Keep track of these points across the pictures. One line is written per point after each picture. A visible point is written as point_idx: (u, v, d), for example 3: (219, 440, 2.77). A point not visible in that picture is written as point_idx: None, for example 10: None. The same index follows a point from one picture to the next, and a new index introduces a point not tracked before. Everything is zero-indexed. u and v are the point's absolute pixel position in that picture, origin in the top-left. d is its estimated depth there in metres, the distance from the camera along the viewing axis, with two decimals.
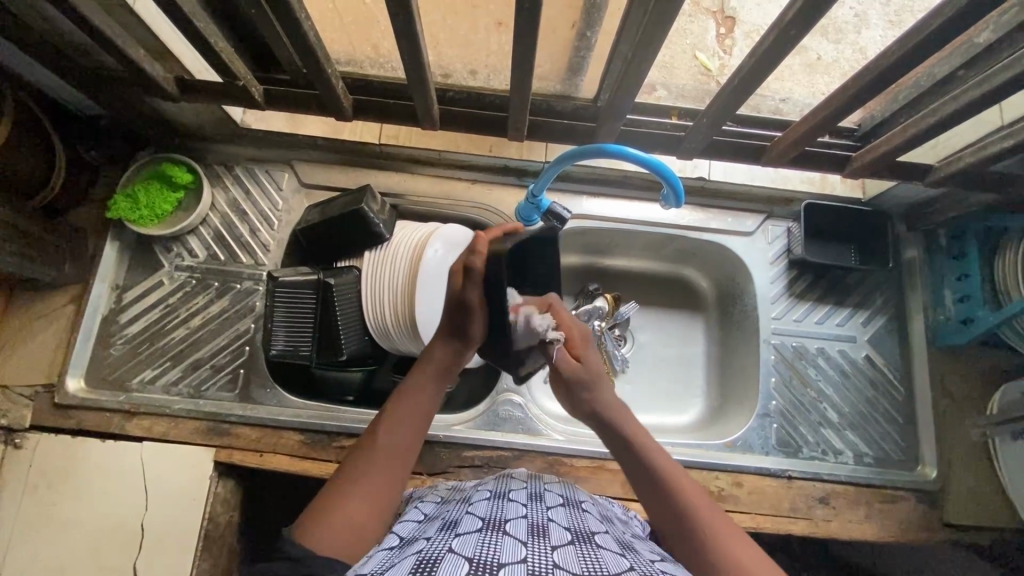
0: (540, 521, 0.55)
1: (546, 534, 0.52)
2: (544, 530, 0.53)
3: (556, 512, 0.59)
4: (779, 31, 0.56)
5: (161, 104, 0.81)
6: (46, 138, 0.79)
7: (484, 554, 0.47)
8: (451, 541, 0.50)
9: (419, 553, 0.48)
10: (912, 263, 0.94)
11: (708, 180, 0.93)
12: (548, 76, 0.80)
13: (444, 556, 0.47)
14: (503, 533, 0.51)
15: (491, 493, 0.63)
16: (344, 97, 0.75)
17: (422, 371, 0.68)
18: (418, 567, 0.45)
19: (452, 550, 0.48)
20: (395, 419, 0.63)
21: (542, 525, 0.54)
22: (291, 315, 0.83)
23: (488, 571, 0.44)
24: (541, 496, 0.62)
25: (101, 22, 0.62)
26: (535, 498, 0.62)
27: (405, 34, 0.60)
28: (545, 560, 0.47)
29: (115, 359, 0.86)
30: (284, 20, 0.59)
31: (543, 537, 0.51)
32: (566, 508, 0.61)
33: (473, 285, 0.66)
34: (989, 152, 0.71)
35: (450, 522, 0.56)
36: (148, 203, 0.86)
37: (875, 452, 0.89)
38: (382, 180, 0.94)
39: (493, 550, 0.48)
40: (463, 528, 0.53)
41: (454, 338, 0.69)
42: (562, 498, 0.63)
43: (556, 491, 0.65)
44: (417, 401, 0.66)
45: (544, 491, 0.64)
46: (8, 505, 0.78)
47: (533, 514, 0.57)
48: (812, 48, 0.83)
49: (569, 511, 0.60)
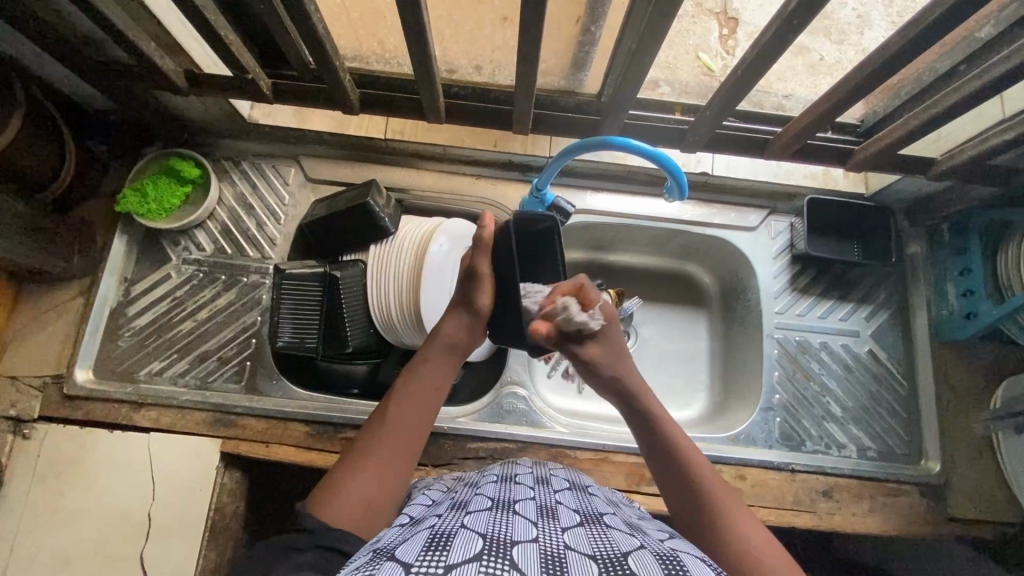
0: (549, 504, 0.56)
1: (556, 516, 0.53)
2: (553, 512, 0.54)
3: (564, 496, 0.59)
4: (780, 21, 0.57)
5: (171, 98, 0.83)
6: (57, 131, 0.80)
7: (496, 530, 0.47)
8: (462, 518, 0.50)
9: (430, 529, 0.48)
10: (914, 258, 0.95)
11: (711, 175, 0.94)
12: (552, 72, 0.81)
13: (458, 531, 0.47)
14: (512, 513, 0.52)
15: (498, 477, 0.63)
16: (351, 91, 0.76)
17: (434, 346, 0.68)
18: (431, 541, 0.45)
19: (464, 526, 0.48)
20: (406, 397, 0.63)
21: (551, 508, 0.55)
22: (298, 308, 0.84)
23: (501, 546, 0.44)
24: (548, 480, 0.63)
25: (114, 16, 0.63)
26: (542, 482, 0.62)
27: (412, 27, 0.61)
28: (556, 539, 0.48)
29: (123, 351, 0.87)
30: (294, 13, 0.60)
31: (552, 519, 0.52)
32: (573, 492, 0.61)
33: (481, 254, 0.66)
34: (990, 145, 0.71)
35: (459, 503, 0.56)
36: (157, 196, 0.87)
37: (879, 446, 0.90)
38: (387, 176, 0.95)
39: (505, 527, 0.48)
40: (473, 507, 0.53)
41: (467, 313, 0.68)
42: (568, 483, 0.64)
43: (562, 476, 0.66)
44: (429, 379, 0.65)
45: (550, 476, 0.65)
46: (17, 494, 0.79)
47: (542, 497, 0.57)
48: (814, 49, 0.85)
49: (576, 496, 0.60)
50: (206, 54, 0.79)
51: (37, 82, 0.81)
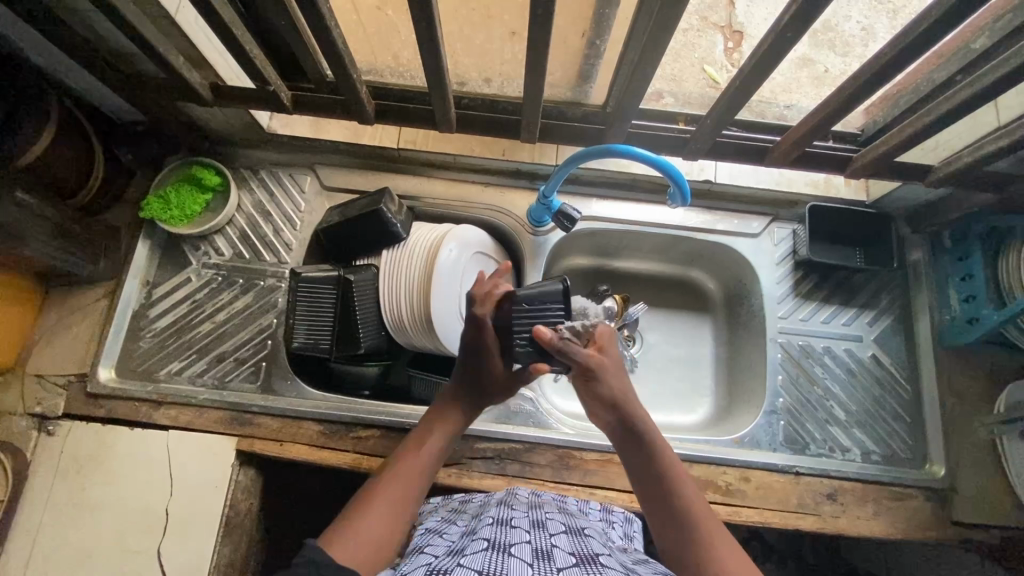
0: (544, 547, 0.57)
1: (550, 559, 0.55)
2: (548, 554, 0.56)
3: (559, 538, 0.61)
4: (776, 33, 0.60)
5: (194, 110, 0.87)
6: (86, 141, 0.85)
7: (491, 571, 0.50)
8: (458, 561, 0.52)
9: (427, 572, 0.51)
10: (916, 265, 0.97)
11: (714, 183, 0.97)
12: (559, 83, 0.84)
13: (454, 572, 0.50)
14: (508, 556, 0.54)
15: (495, 518, 0.65)
16: (367, 102, 0.79)
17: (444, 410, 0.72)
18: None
19: (460, 567, 0.51)
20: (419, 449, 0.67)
21: (546, 550, 0.57)
22: (311, 309, 0.88)
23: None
24: (544, 523, 0.64)
25: (147, 32, 0.67)
26: (538, 525, 0.64)
27: (426, 41, 0.64)
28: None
29: (145, 351, 0.90)
30: (315, 28, 0.64)
31: (547, 561, 0.54)
32: (569, 535, 0.62)
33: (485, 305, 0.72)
34: (986, 151, 0.73)
35: (455, 544, 0.58)
36: (178, 203, 0.91)
37: (883, 451, 0.90)
38: (399, 184, 0.98)
39: (500, 570, 0.50)
40: (469, 548, 0.55)
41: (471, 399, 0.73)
42: (564, 526, 0.65)
43: (559, 519, 0.67)
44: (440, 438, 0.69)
45: (546, 519, 0.66)
46: (42, 488, 0.82)
47: (538, 539, 0.59)
48: (820, 61, 0.89)
49: (572, 537, 0.62)
50: (229, 68, 0.83)
51: (69, 94, 0.86)
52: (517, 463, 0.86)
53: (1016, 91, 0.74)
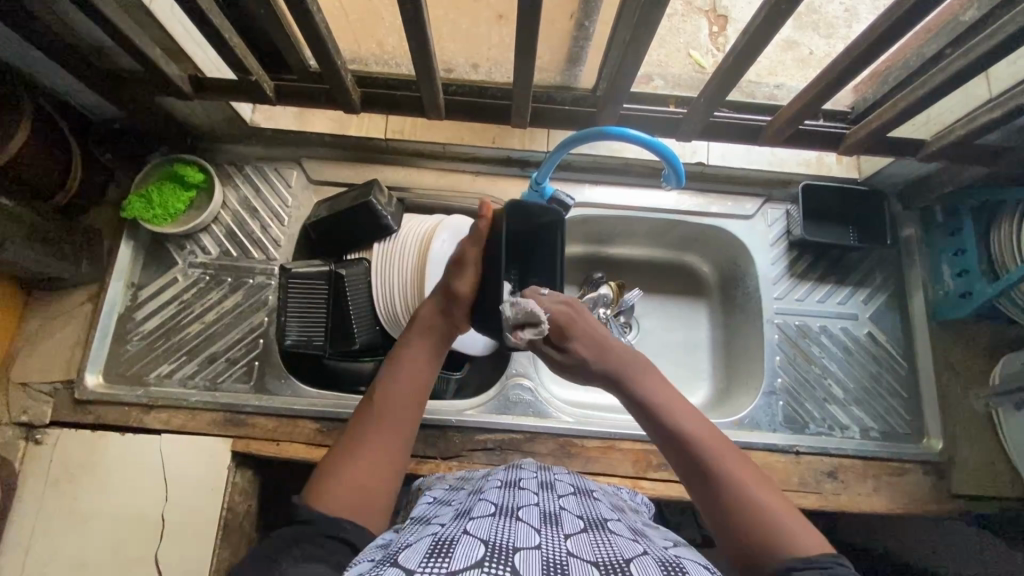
0: (553, 510, 0.56)
1: (559, 522, 0.53)
2: (557, 518, 0.54)
3: (568, 501, 0.60)
4: (769, 7, 0.58)
5: (173, 104, 0.84)
6: (62, 139, 0.82)
7: (499, 537, 0.47)
8: (465, 525, 0.51)
9: (434, 536, 0.49)
10: (909, 241, 0.97)
11: (707, 165, 0.95)
12: (548, 68, 0.82)
13: (460, 537, 0.47)
14: (516, 519, 0.52)
15: (502, 482, 0.64)
16: (353, 90, 0.77)
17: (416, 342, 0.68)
18: (434, 547, 0.45)
19: (466, 532, 0.48)
20: (395, 378, 0.64)
21: (554, 514, 0.55)
22: (304, 306, 0.86)
23: (503, 553, 0.45)
24: (552, 485, 0.63)
25: (120, 21, 0.64)
26: (546, 487, 0.63)
27: (413, 24, 0.62)
28: (558, 547, 0.48)
29: (133, 354, 0.88)
30: (298, 14, 0.62)
31: (555, 525, 0.52)
32: (576, 497, 0.62)
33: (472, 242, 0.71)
34: (978, 124, 0.73)
35: (463, 509, 0.57)
36: (162, 202, 0.88)
37: (881, 427, 0.91)
38: (389, 175, 0.97)
39: (507, 533, 0.48)
40: (477, 513, 0.54)
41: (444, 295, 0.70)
42: (572, 487, 0.64)
43: (567, 480, 0.66)
44: (413, 363, 0.66)
45: (554, 480, 0.65)
46: (31, 498, 0.80)
47: (546, 503, 0.58)
48: (805, 44, 0.86)
49: (580, 500, 0.61)
50: (208, 59, 0.80)
51: (41, 91, 0.82)
52: (518, 453, 0.85)
53: (1006, 64, 0.74)
